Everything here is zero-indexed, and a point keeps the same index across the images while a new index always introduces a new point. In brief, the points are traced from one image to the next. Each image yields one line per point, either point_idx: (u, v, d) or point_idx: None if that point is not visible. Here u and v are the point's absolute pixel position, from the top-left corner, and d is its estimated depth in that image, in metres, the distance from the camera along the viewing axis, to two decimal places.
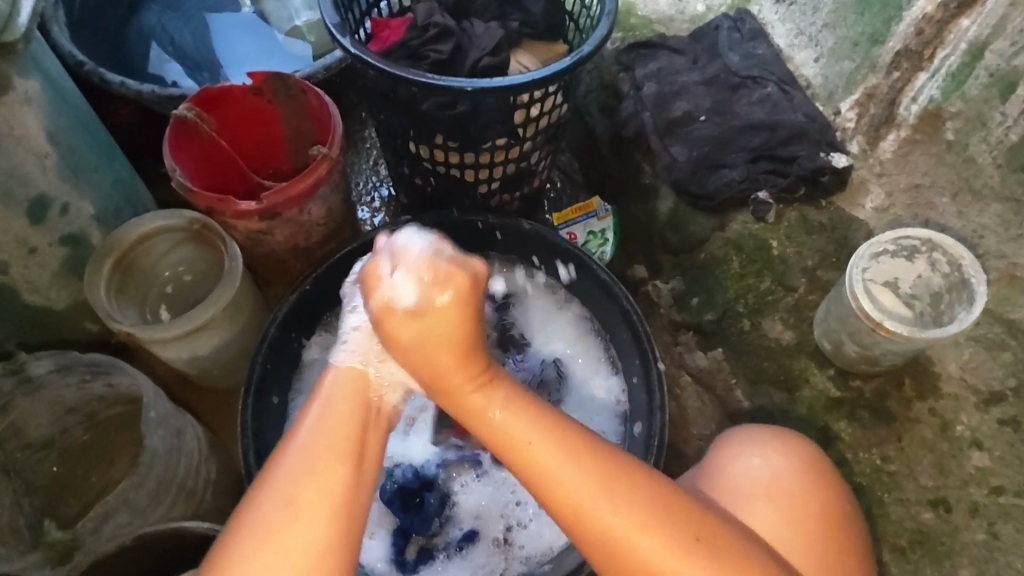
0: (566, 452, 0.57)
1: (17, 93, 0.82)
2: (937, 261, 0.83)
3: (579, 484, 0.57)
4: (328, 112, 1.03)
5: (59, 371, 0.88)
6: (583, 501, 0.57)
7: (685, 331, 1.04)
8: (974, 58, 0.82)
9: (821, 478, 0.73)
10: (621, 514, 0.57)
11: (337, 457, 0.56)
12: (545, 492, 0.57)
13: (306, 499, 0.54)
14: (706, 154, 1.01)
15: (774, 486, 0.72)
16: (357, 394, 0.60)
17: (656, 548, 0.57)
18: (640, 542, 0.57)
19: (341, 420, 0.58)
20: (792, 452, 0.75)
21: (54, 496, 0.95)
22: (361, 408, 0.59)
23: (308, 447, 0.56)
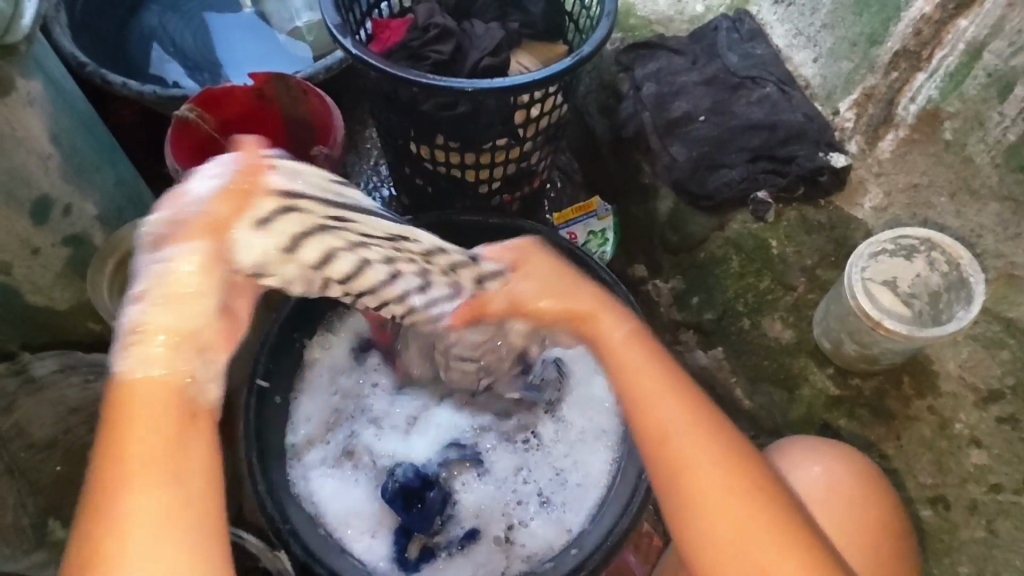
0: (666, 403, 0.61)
1: (20, 94, 0.82)
2: (936, 260, 0.83)
3: (675, 413, 0.61)
4: (330, 114, 1.05)
5: (63, 369, 0.93)
6: (670, 429, 0.60)
7: (686, 329, 1.05)
8: (972, 59, 0.82)
9: (877, 489, 0.77)
10: (707, 440, 0.59)
11: (164, 449, 0.48)
12: (642, 410, 0.61)
13: (141, 510, 0.47)
14: (706, 153, 1.01)
15: (837, 494, 0.75)
16: (167, 392, 0.48)
17: (722, 491, 0.58)
18: (709, 474, 0.58)
19: (157, 428, 0.48)
20: (851, 465, 0.77)
21: (58, 497, 0.90)
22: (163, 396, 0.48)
23: (127, 462, 0.47)
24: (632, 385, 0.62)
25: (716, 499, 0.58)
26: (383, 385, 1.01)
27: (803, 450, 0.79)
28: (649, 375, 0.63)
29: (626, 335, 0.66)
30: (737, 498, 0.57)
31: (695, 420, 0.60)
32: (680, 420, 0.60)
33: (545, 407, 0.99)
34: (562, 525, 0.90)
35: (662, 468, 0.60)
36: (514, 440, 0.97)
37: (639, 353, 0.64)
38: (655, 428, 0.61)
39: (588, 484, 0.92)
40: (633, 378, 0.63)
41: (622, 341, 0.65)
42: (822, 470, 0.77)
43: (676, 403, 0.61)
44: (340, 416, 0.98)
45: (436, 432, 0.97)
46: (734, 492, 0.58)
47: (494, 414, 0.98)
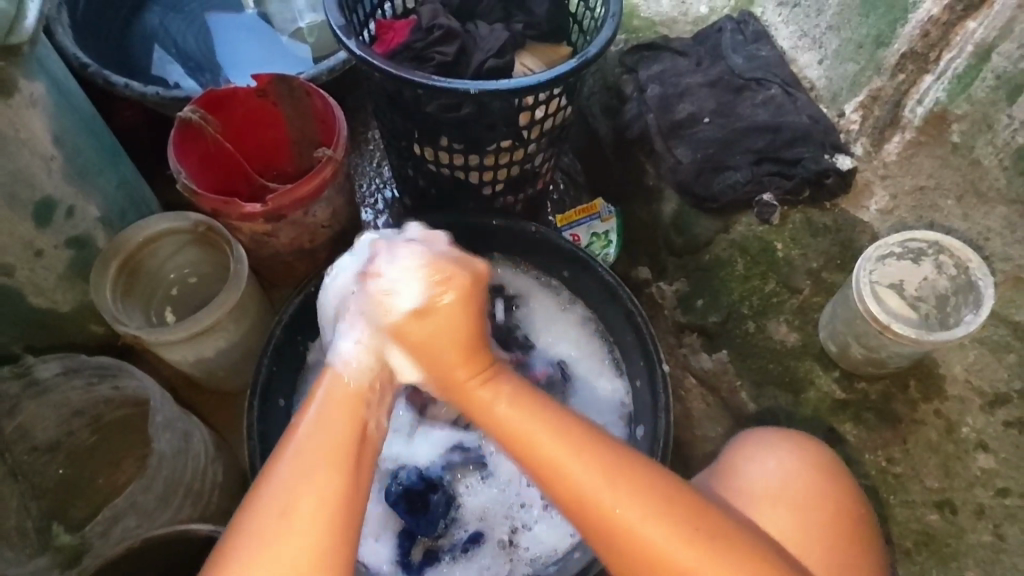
0: (600, 474, 0.58)
1: (23, 96, 0.82)
2: (943, 263, 0.83)
3: (562, 457, 0.58)
4: (333, 115, 1.04)
5: (66, 373, 0.88)
6: (574, 478, 0.58)
7: (689, 331, 1.05)
8: (981, 60, 0.81)
9: (836, 480, 0.75)
10: (603, 474, 0.58)
11: (336, 462, 0.55)
12: (539, 467, 0.59)
13: (301, 508, 0.53)
14: (710, 155, 1.01)
15: (792, 487, 0.74)
16: (352, 400, 0.59)
17: (639, 522, 0.57)
18: (614, 502, 0.57)
19: (335, 436, 0.57)
20: (808, 454, 0.76)
21: (62, 499, 0.95)
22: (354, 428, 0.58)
23: (300, 457, 0.55)
24: (514, 439, 0.60)
25: (633, 525, 0.57)
26: None
27: (743, 444, 0.79)
28: (574, 465, 0.58)
29: (504, 408, 0.61)
30: (650, 522, 0.57)
31: (583, 458, 0.58)
32: (574, 464, 0.58)
33: None
34: (566, 529, 0.90)
35: (582, 515, 0.59)
36: None
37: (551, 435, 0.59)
38: (589, 508, 0.58)
39: None
40: (517, 440, 0.59)
41: (478, 389, 0.61)
42: (776, 465, 0.75)
43: (557, 446, 0.59)
44: None
45: (440, 436, 0.96)
46: (651, 515, 0.57)
47: None
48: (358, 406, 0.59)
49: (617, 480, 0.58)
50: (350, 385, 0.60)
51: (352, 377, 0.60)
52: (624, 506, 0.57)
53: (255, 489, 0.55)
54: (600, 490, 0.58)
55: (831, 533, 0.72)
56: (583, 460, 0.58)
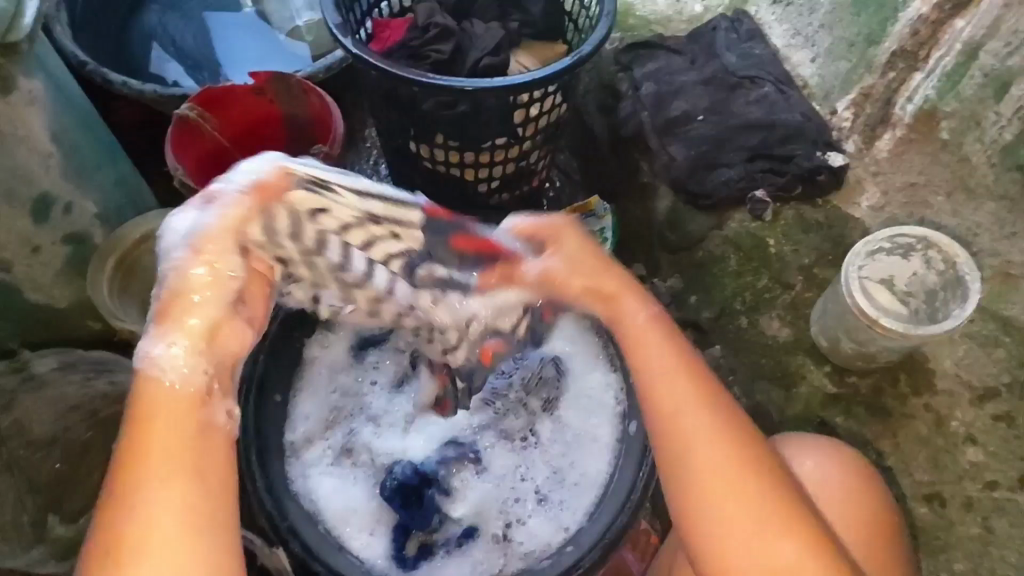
0: (706, 408, 0.62)
1: (22, 93, 0.83)
2: (932, 259, 0.84)
3: (679, 391, 0.63)
4: (330, 112, 1.05)
5: (62, 368, 0.95)
6: (678, 411, 0.62)
7: (684, 328, 1.04)
8: (969, 58, 0.82)
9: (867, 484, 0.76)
10: (711, 419, 0.61)
11: (175, 468, 0.50)
12: (651, 398, 0.64)
13: (162, 528, 0.49)
14: (704, 153, 1.02)
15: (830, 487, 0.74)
16: (178, 405, 0.52)
17: (715, 466, 0.60)
18: (710, 445, 0.60)
19: (173, 450, 0.51)
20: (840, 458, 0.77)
21: (59, 494, 0.90)
22: (188, 425, 0.52)
23: (130, 478, 0.49)
24: (638, 366, 0.66)
25: (711, 468, 0.60)
26: (383, 384, 1.01)
27: (787, 443, 0.79)
28: (682, 393, 0.63)
29: (644, 318, 0.67)
30: (730, 468, 0.59)
31: (699, 398, 0.62)
32: (685, 402, 0.62)
33: (543, 406, 0.99)
34: (559, 524, 0.90)
35: (667, 449, 0.62)
36: (513, 438, 0.98)
37: (672, 359, 0.65)
38: (675, 427, 0.62)
39: (586, 483, 0.92)
40: (645, 367, 0.65)
41: (642, 325, 0.67)
42: (815, 465, 0.76)
43: (680, 387, 0.63)
44: (338, 415, 0.98)
45: (435, 430, 0.97)
46: (732, 463, 0.60)
47: (494, 411, 0.99)
48: (195, 409, 0.52)
49: (719, 421, 0.61)
50: (176, 385, 0.52)
51: (168, 381, 0.52)
52: (708, 448, 0.60)
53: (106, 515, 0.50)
54: (697, 418, 0.61)
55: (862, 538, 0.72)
56: (692, 395, 0.63)
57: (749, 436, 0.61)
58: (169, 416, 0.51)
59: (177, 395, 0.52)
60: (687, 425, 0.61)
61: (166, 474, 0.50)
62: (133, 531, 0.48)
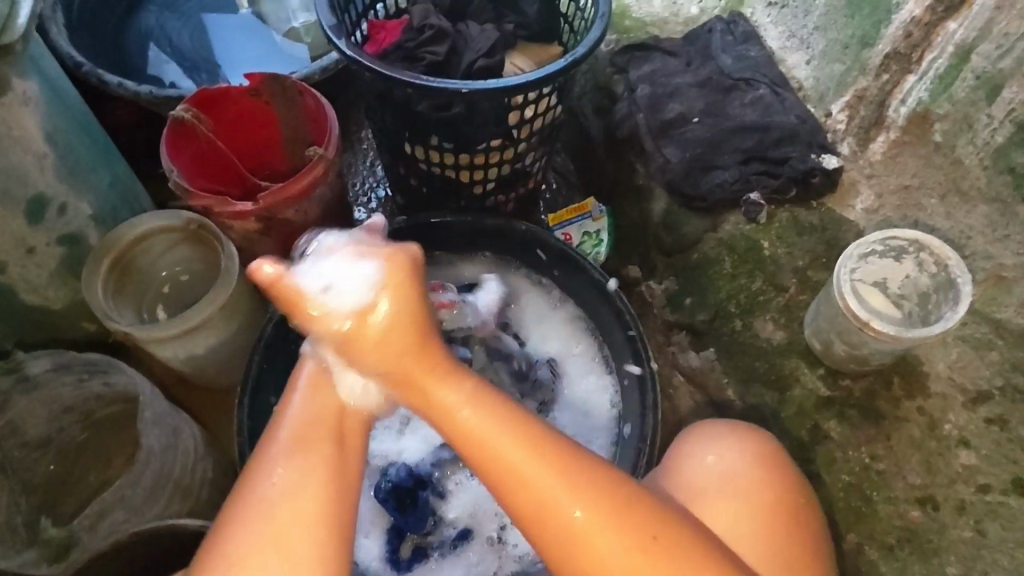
0: (555, 473, 0.58)
1: (15, 94, 0.83)
2: (924, 261, 0.83)
3: (530, 476, 0.58)
4: (325, 114, 1.04)
5: (56, 369, 0.89)
6: (541, 504, 0.58)
7: (678, 330, 1.06)
8: (962, 60, 0.82)
9: (772, 472, 0.78)
10: (571, 498, 0.58)
11: (324, 447, 0.62)
12: (505, 494, 0.59)
13: (283, 518, 0.58)
14: (699, 155, 1.02)
15: (731, 478, 0.77)
16: (331, 413, 0.64)
17: (607, 547, 0.58)
18: (581, 527, 0.58)
19: (315, 435, 0.63)
20: (748, 446, 0.80)
21: (52, 495, 0.95)
22: (335, 424, 0.64)
23: (293, 448, 0.61)
24: (483, 462, 0.59)
25: (597, 545, 0.58)
26: None
27: (695, 437, 0.83)
28: (528, 468, 0.59)
29: (463, 398, 0.61)
30: (609, 540, 0.58)
31: (551, 473, 0.58)
32: (542, 483, 0.58)
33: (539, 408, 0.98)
34: None
35: (544, 544, 0.59)
36: None
37: (504, 431, 0.59)
38: (540, 507, 0.59)
39: None
40: (485, 459, 0.59)
41: (457, 404, 0.60)
42: (717, 459, 0.79)
43: (534, 471, 0.58)
44: None
45: (430, 433, 0.97)
46: (609, 534, 0.58)
47: None
48: (338, 418, 0.64)
49: (579, 486, 0.59)
50: (318, 370, 0.65)
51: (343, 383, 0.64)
52: (582, 520, 0.58)
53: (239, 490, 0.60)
54: (558, 490, 0.58)
55: (763, 523, 0.74)
56: (539, 464, 0.59)
57: (611, 488, 0.59)
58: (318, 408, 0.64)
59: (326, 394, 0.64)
60: (549, 500, 0.58)
61: (318, 459, 0.61)
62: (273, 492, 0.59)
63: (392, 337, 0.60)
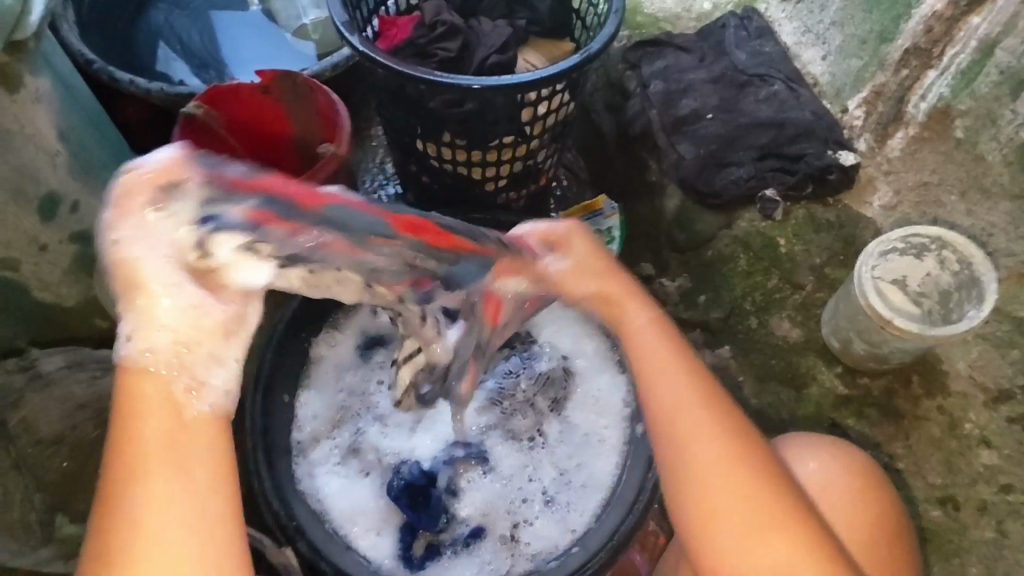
0: (704, 406, 0.64)
1: (28, 91, 0.82)
2: (946, 259, 0.83)
3: (674, 387, 0.66)
4: (337, 111, 1.04)
5: (68, 367, 0.95)
6: (674, 402, 0.65)
7: (692, 328, 1.03)
8: (985, 56, 0.82)
9: (873, 487, 0.75)
10: (706, 410, 0.64)
11: (167, 450, 0.51)
12: (651, 391, 0.67)
13: (155, 500, 0.50)
14: (713, 151, 1.01)
15: (833, 489, 0.74)
16: (167, 397, 0.51)
17: (714, 463, 0.62)
18: (704, 440, 0.63)
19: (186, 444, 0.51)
20: (847, 457, 0.77)
21: (64, 493, 0.90)
22: (169, 414, 0.51)
23: (129, 461, 0.50)
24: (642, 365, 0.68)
25: (705, 462, 0.62)
26: (388, 383, 1.00)
27: (788, 448, 0.78)
28: (665, 368, 0.67)
29: (643, 321, 0.71)
30: (715, 455, 0.62)
31: (698, 394, 0.65)
32: (680, 389, 0.65)
33: (551, 406, 0.99)
34: (566, 525, 0.90)
35: (663, 433, 0.65)
36: (520, 438, 0.97)
37: (661, 345, 0.69)
38: (667, 419, 0.65)
39: (593, 485, 0.92)
40: (649, 366, 0.68)
41: (644, 326, 0.71)
42: (818, 469, 0.75)
43: (678, 387, 0.65)
44: (344, 415, 0.97)
45: (440, 431, 0.97)
46: (724, 455, 0.62)
47: (501, 412, 0.99)
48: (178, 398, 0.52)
49: (722, 421, 0.63)
50: (162, 381, 0.51)
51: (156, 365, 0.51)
52: (702, 439, 0.63)
53: (105, 488, 0.51)
54: (698, 419, 0.64)
55: (872, 537, 0.72)
56: (687, 380, 0.66)
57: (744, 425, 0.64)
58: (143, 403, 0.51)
59: (147, 381, 0.51)
60: (674, 402, 0.65)
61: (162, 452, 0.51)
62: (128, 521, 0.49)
63: (583, 265, 0.74)
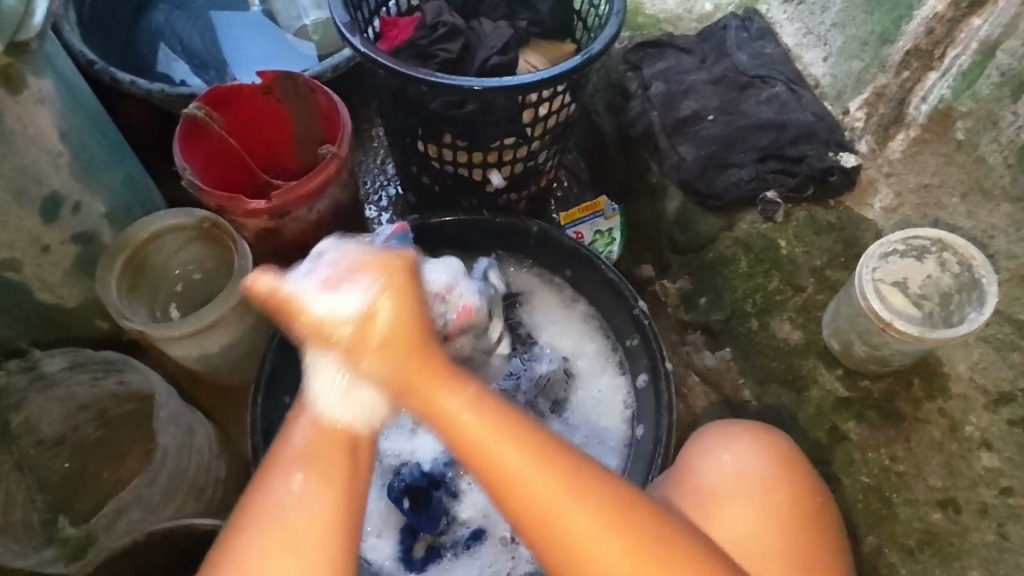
0: (568, 490, 0.57)
1: (31, 92, 0.83)
2: (947, 261, 0.82)
3: (542, 480, 0.57)
4: (338, 112, 1.04)
5: (71, 368, 0.88)
6: (546, 503, 0.57)
7: (693, 330, 1.06)
8: (986, 57, 0.82)
9: (793, 471, 0.77)
10: (581, 510, 0.57)
11: (329, 465, 0.59)
12: (515, 496, 0.57)
13: (302, 509, 0.57)
14: (714, 153, 1.01)
15: (746, 477, 0.76)
16: (338, 434, 0.60)
17: (607, 554, 0.56)
18: (593, 544, 0.56)
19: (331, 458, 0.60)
20: (768, 443, 0.79)
21: (66, 494, 0.95)
22: (340, 445, 0.60)
23: (296, 466, 0.59)
24: (492, 472, 0.58)
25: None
26: None
27: (710, 437, 0.81)
28: (520, 462, 0.57)
29: (461, 405, 0.59)
30: (613, 547, 0.57)
31: (561, 486, 0.57)
32: (542, 478, 0.57)
33: (552, 408, 0.98)
34: None
35: (541, 536, 0.57)
36: None
37: (496, 429, 0.58)
38: (539, 520, 0.57)
39: None
40: (489, 467, 0.58)
41: (461, 414, 0.59)
42: (731, 458, 0.78)
43: (538, 476, 0.57)
44: None
45: None
46: (626, 565, 0.57)
47: None
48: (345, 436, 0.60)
49: (594, 504, 0.57)
50: (336, 425, 0.60)
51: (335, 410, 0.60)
52: (577, 527, 0.56)
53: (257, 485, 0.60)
54: (572, 511, 0.57)
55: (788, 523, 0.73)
56: (540, 462, 0.58)
57: (616, 498, 0.58)
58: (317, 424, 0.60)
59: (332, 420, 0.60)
60: (532, 488, 0.57)
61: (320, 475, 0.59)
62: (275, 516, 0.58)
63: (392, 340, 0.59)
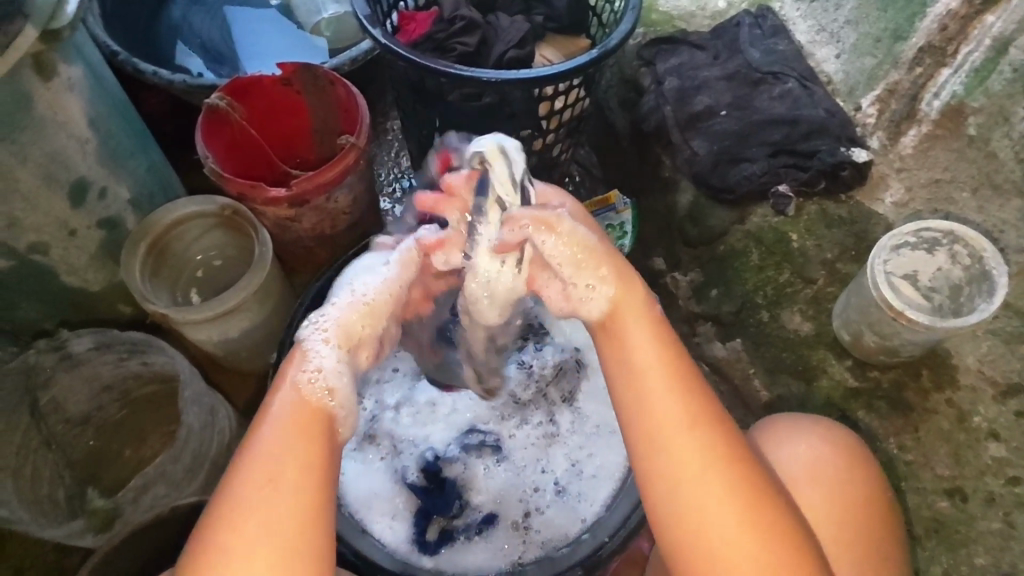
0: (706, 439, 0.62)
1: (62, 79, 0.85)
2: (958, 253, 0.84)
3: (678, 416, 0.63)
4: (356, 104, 1.06)
5: (97, 348, 0.90)
6: (673, 430, 0.62)
7: (704, 322, 1.07)
8: (999, 53, 0.84)
9: (864, 469, 0.76)
10: (702, 435, 0.62)
11: (308, 443, 0.60)
12: (645, 411, 0.63)
13: (285, 481, 0.58)
14: (727, 148, 1.02)
15: (820, 472, 0.75)
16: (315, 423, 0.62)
17: (715, 493, 0.61)
18: (703, 471, 0.61)
19: (307, 441, 0.60)
20: (839, 441, 0.78)
21: (90, 470, 0.98)
22: (319, 441, 0.61)
23: (273, 427, 0.61)
24: (638, 388, 0.64)
25: (713, 520, 0.60)
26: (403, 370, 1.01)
27: (772, 426, 0.80)
28: (658, 374, 0.64)
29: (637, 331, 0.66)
30: (720, 490, 0.61)
31: (692, 429, 0.62)
32: (683, 412, 0.63)
33: (563, 397, 1.01)
34: (577, 514, 0.92)
35: (660, 465, 0.62)
36: (530, 423, 1.00)
37: (661, 362, 0.65)
38: (664, 444, 0.63)
39: (604, 475, 0.94)
40: (639, 378, 0.64)
41: (637, 321, 0.67)
42: (805, 451, 0.76)
43: (678, 407, 0.63)
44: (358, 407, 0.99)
45: (457, 420, 0.99)
46: (718, 485, 0.61)
47: (514, 402, 1.01)
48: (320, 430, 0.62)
49: (714, 453, 0.62)
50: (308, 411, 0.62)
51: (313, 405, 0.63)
52: (690, 447, 0.62)
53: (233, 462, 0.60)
54: (691, 455, 0.62)
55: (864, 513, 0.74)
56: (678, 393, 0.63)
57: (733, 441, 0.63)
58: (292, 416, 0.62)
59: (311, 412, 0.62)
60: (661, 409, 0.63)
61: (302, 452, 0.59)
62: (250, 497, 0.57)
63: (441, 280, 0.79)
